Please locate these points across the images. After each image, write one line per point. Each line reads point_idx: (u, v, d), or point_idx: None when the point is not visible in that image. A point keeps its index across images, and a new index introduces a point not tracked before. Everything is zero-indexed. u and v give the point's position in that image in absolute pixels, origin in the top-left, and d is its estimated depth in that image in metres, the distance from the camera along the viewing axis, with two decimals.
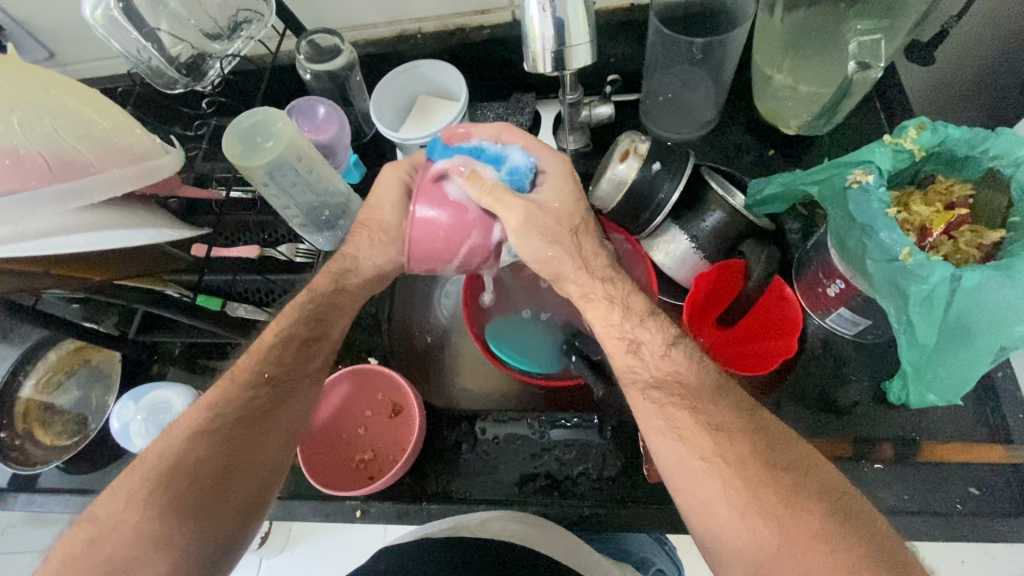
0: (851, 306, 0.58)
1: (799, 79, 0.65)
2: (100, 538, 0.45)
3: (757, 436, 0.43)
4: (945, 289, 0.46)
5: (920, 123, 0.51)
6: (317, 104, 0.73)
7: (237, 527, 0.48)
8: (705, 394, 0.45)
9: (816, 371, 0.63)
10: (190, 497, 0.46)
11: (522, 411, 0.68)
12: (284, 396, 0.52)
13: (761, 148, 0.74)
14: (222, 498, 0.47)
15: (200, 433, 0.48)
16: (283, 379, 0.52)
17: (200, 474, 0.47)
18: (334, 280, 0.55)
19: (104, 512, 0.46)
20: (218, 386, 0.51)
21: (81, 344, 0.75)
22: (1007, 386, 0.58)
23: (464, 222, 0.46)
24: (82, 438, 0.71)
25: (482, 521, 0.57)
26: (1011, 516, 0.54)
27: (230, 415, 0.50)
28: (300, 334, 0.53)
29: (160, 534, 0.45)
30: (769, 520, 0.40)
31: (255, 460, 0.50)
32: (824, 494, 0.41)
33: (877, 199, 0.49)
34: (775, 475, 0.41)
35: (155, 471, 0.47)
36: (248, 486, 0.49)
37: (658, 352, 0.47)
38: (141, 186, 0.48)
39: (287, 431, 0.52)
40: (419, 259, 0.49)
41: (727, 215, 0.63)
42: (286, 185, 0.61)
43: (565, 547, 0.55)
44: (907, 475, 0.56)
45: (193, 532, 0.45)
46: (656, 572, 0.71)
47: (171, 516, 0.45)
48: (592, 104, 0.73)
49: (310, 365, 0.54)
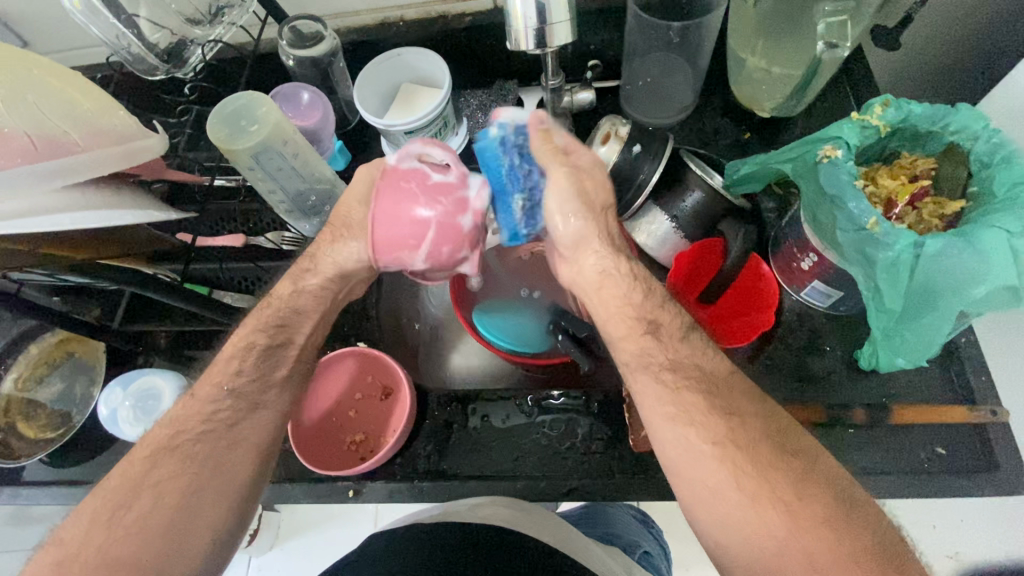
0: (824, 278, 0.60)
1: (772, 61, 0.67)
2: (72, 558, 0.43)
3: (742, 405, 0.44)
4: (909, 256, 0.48)
5: (885, 101, 0.54)
6: (301, 90, 0.73)
7: (212, 545, 0.46)
8: (691, 366, 0.46)
9: (792, 343, 0.65)
10: (156, 516, 0.45)
11: (512, 391, 0.68)
12: (250, 409, 0.50)
13: (737, 131, 0.76)
14: (190, 518, 0.45)
15: (163, 450, 0.47)
16: (246, 390, 0.50)
17: (169, 496, 0.45)
18: (294, 282, 0.53)
19: (78, 533, 0.44)
20: (185, 403, 0.50)
21: (65, 336, 0.74)
22: (970, 351, 0.61)
23: (430, 209, 0.46)
24: (66, 431, 0.70)
25: (471, 507, 0.57)
26: (974, 472, 0.57)
27: (193, 430, 0.48)
28: (260, 343, 0.51)
29: (134, 558, 0.43)
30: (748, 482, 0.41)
31: (224, 478, 0.47)
32: (800, 459, 0.43)
33: (846, 171, 0.51)
34: (754, 442, 0.42)
35: (123, 491, 0.45)
36: (218, 504, 0.47)
37: (652, 330, 0.47)
38: (126, 167, 0.49)
39: (255, 446, 0.49)
40: (380, 246, 0.47)
41: (706, 194, 0.65)
42: (272, 169, 0.62)
43: (553, 532, 0.57)
44: (878, 438, 0.59)
45: (160, 551, 0.44)
46: (643, 555, 0.72)
47: (138, 534, 0.44)
48: (574, 90, 0.75)
49: (273, 373, 0.51)
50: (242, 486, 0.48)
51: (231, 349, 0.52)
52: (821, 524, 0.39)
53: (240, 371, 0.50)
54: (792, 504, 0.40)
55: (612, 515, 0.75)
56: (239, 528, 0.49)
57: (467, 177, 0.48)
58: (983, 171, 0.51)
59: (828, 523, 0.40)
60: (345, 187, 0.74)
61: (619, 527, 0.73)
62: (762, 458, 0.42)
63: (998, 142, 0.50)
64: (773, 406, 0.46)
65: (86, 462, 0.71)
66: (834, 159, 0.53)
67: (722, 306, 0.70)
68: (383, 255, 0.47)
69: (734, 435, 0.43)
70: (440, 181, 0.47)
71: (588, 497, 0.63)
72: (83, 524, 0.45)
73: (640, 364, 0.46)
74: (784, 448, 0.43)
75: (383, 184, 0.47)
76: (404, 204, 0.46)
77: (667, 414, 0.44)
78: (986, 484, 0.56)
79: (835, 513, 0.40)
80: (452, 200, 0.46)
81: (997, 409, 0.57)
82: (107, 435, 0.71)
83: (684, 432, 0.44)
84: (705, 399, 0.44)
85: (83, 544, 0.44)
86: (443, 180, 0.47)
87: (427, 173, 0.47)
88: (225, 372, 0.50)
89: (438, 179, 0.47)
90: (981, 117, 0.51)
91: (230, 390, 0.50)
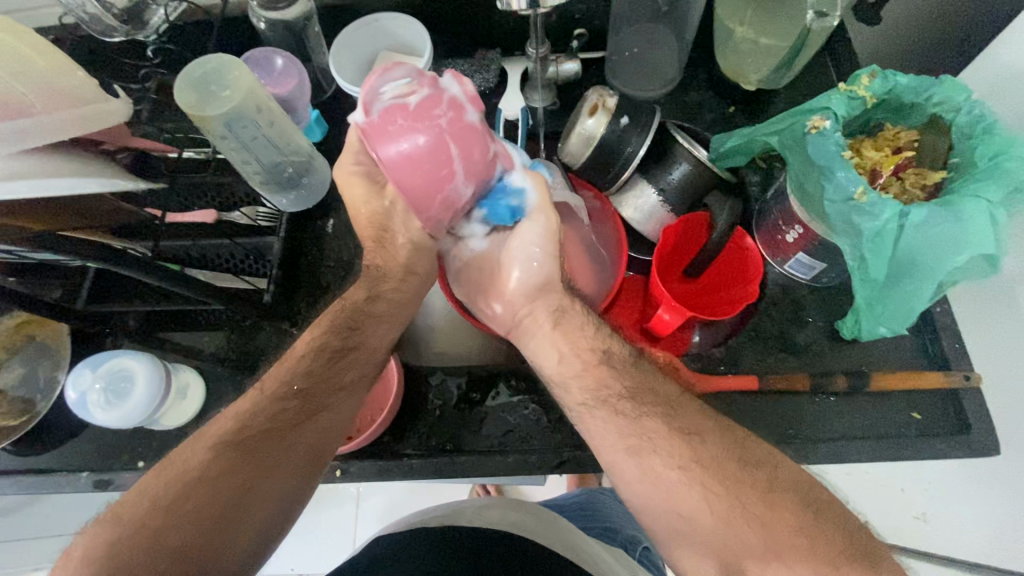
0: (808, 250, 0.61)
1: (759, 31, 0.67)
2: (125, 538, 0.43)
3: (697, 422, 0.46)
4: (894, 225, 0.49)
5: (872, 72, 0.54)
6: (274, 55, 0.69)
7: (257, 543, 0.47)
8: (648, 391, 0.48)
9: (775, 314, 0.66)
10: (213, 509, 0.45)
11: (499, 368, 0.68)
12: (315, 412, 0.51)
13: (722, 104, 0.76)
14: (239, 515, 0.46)
15: (224, 445, 0.47)
16: (313, 391, 0.51)
17: (221, 489, 0.46)
18: (369, 289, 0.56)
19: (134, 511, 0.45)
20: (245, 400, 0.51)
21: (24, 318, 0.69)
22: (945, 319, 0.63)
23: (437, 129, 0.45)
24: (32, 417, 0.66)
25: (477, 511, 0.51)
26: (947, 435, 0.59)
27: (256, 428, 0.49)
28: (333, 345, 0.53)
29: (186, 545, 0.43)
30: (716, 489, 0.42)
31: (276, 478, 0.48)
32: (765, 469, 0.43)
33: (834, 141, 0.52)
34: (718, 459, 0.43)
35: (180, 479, 0.45)
36: (268, 503, 0.47)
37: (606, 359, 0.49)
38: (89, 132, 0.46)
39: (306, 450, 0.50)
40: (418, 192, 0.47)
41: (694, 167, 0.65)
42: (245, 138, 0.59)
43: (564, 544, 0.50)
44: (856, 404, 0.61)
45: (211, 543, 0.44)
46: (643, 550, 0.68)
47: (192, 525, 0.44)
48: (559, 60, 0.73)
49: (342, 377, 0.53)
50: (295, 486, 0.49)
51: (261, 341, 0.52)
52: (797, 532, 0.40)
53: (302, 370, 0.51)
54: (765, 517, 0.41)
55: (606, 504, 0.71)
56: (282, 528, 0.49)
57: (437, 84, 0.45)
58: (964, 142, 0.52)
59: (803, 531, 0.40)
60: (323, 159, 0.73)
61: (618, 523, 0.68)
62: (728, 474, 0.42)
63: (979, 113, 0.51)
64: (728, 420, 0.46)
65: (56, 448, 0.68)
66: (823, 130, 0.53)
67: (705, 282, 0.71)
68: (423, 198, 0.48)
69: (697, 454, 0.44)
70: (420, 101, 0.45)
71: (576, 469, 0.64)
72: (145, 504, 0.45)
73: (598, 399, 0.48)
74: (748, 461, 0.43)
75: (377, 139, 0.45)
76: (408, 143, 0.45)
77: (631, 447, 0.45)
78: (959, 446, 0.59)
79: (808, 518, 0.40)
80: (445, 107, 0.45)
81: (968, 374, 0.59)
82: (75, 422, 0.68)
83: (649, 454, 0.45)
84: (666, 420, 0.46)
85: (135, 527, 0.44)
86: (422, 100, 0.45)
87: (404, 102, 0.45)
88: (297, 369, 0.51)
89: (416, 99, 0.45)
90: (963, 89, 0.52)
91: (298, 389, 0.51)
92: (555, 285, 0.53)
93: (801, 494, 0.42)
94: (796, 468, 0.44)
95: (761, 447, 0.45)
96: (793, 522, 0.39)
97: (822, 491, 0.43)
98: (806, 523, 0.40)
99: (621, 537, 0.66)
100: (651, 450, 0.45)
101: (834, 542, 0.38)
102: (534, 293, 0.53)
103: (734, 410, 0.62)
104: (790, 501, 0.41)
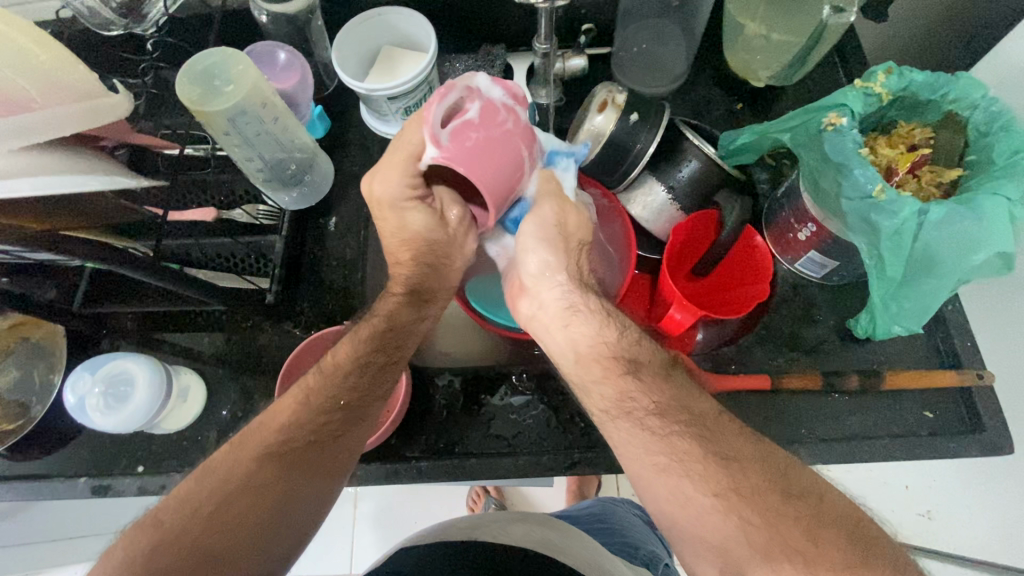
0: (821, 249, 0.61)
1: (771, 27, 0.67)
2: (164, 545, 0.42)
3: (738, 449, 0.42)
4: (914, 223, 0.48)
5: (887, 68, 0.54)
6: (276, 49, 0.67)
7: (294, 544, 0.47)
8: (676, 412, 0.45)
9: (785, 313, 0.66)
10: (254, 517, 0.44)
11: (507, 368, 0.67)
12: (355, 423, 0.50)
13: (729, 102, 0.75)
14: (278, 523, 0.46)
15: (268, 456, 0.46)
16: (357, 403, 0.50)
17: (265, 496, 0.45)
18: (416, 309, 0.53)
19: (175, 515, 0.44)
20: (287, 406, 0.48)
21: (17, 319, 0.65)
22: (956, 318, 0.62)
23: (508, 133, 0.43)
24: (26, 422, 0.64)
25: (502, 524, 0.49)
26: (960, 433, 0.59)
27: (299, 441, 0.47)
28: (378, 360, 0.50)
29: (228, 555, 0.43)
30: (756, 522, 0.39)
31: (314, 487, 0.48)
32: (806, 502, 0.40)
33: (851, 138, 0.51)
34: (758, 489, 0.40)
35: (223, 487, 0.45)
36: (305, 511, 0.47)
37: (633, 370, 0.46)
38: (88, 128, 0.45)
39: (344, 456, 0.50)
40: (502, 198, 0.45)
41: (703, 164, 0.63)
42: (249, 134, 0.57)
43: (589, 559, 0.47)
44: (869, 403, 0.60)
45: (250, 551, 0.44)
46: (663, 563, 0.66)
47: (233, 534, 0.43)
48: (566, 56, 0.72)
49: (380, 389, 0.51)
50: (331, 492, 0.49)
51: None
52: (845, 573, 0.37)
53: (348, 385, 0.49)
54: (807, 553, 0.38)
55: (620, 514, 0.69)
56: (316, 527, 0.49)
57: (482, 90, 0.43)
58: (980, 139, 0.52)
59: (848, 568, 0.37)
60: (325, 155, 0.72)
61: (636, 537, 0.65)
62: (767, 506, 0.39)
63: (996, 110, 0.50)
64: (768, 447, 0.43)
65: (54, 453, 0.66)
66: (839, 127, 0.52)
67: (713, 280, 0.70)
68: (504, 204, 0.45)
69: (735, 482, 0.41)
70: (480, 111, 0.42)
71: (589, 470, 0.62)
72: (182, 509, 0.44)
73: (619, 411, 0.45)
74: (789, 491, 0.41)
75: (460, 158, 0.41)
76: (489, 153, 0.42)
77: (657, 466, 0.43)
78: (973, 445, 0.58)
79: (850, 549, 0.38)
80: (506, 110, 0.43)
81: (981, 373, 0.59)
82: (71, 426, 0.67)
83: (678, 479, 0.42)
84: (699, 445, 0.42)
85: (177, 532, 0.43)
86: (482, 108, 0.42)
87: (466, 116, 0.42)
88: (343, 386, 0.49)
89: (476, 110, 0.42)
90: (981, 86, 0.51)
91: (344, 405, 0.49)
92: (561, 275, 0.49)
93: (843, 523, 0.39)
94: (840, 497, 0.41)
95: (804, 475, 0.42)
96: (822, 531, 0.38)
97: (863, 516, 0.40)
98: (852, 561, 0.37)
99: (641, 551, 0.63)
100: (677, 461, 0.42)
101: (865, 552, 0.37)
102: (539, 280, 0.50)
103: (747, 411, 0.61)
104: (836, 536, 0.38)
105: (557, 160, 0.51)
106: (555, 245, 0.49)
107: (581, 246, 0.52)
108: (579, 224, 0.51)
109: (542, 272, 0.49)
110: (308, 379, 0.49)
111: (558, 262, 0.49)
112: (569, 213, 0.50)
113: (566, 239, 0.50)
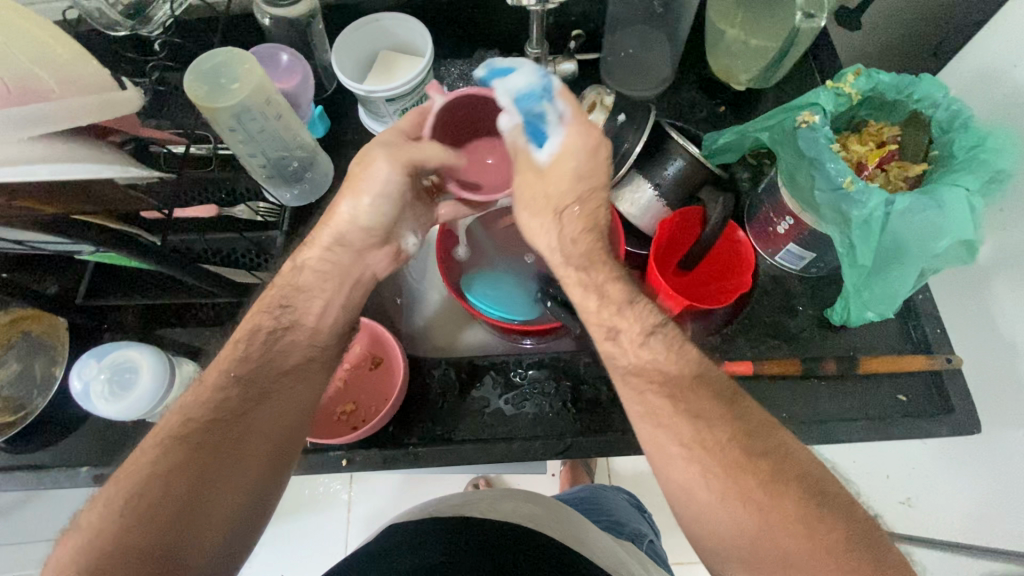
0: (799, 241, 0.64)
1: (750, 33, 0.71)
2: (90, 545, 0.40)
3: (729, 401, 0.46)
4: (881, 213, 0.52)
5: (857, 70, 0.58)
6: (279, 52, 0.70)
7: (227, 530, 0.44)
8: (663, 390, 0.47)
9: (767, 303, 0.69)
10: (167, 507, 0.42)
11: (502, 356, 0.69)
12: (262, 396, 0.48)
13: (712, 105, 0.79)
14: (199, 510, 0.43)
15: (170, 441, 0.44)
16: (255, 376, 0.49)
17: (175, 484, 0.42)
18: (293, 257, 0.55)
19: (93, 520, 0.41)
20: (196, 394, 0.48)
21: (19, 315, 0.69)
22: (926, 306, 0.66)
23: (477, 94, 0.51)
24: (27, 413, 0.65)
25: (490, 504, 0.50)
26: (930, 415, 0.62)
27: (201, 421, 0.46)
28: (265, 325, 0.51)
29: (147, 548, 0.40)
30: (715, 470, 0.43)
31: (236, 469, 0.45)
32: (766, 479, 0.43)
33: (823, 135, 0.55)
34: (742, 439, 0.43)
35: (132, 481, 0.42)
36: (231, 493, 0.44)
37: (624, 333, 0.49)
38: (103, 119, 0.47)
39: (266, 434, 0.47)
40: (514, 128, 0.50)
41: (688, 162, 0.65)
42: (254, 131, 0.60)
43: (581, 536, 0.49)
44: (845, 387, 0.64)
45: (167, 540, 0.41)
46: (649, 543, 0.68)
47: (146, 526, 0.41)
48: (556, 60, 0.75)
49: (282, 362, 0.51)
50: (262, 472, 0.46)
51: (216, 367, 0.49)
52: (793, 522, 0.41)
53: (245, 355, 0.50)
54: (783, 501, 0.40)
55: (609, 499, 0.71)
56: (268, 508, 0.47)
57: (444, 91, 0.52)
58: (944, 135, 0.56)
59: (800, 519, 0.40)
60: (326, 155, 0.75)
61: (623, 516, 0.67)
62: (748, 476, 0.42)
63: (957, 108, 0.54)
64: (743, 409, 0.45)
65: (54, 445, 0.67)
66: (812, 124, 0.56)
67: (698, 274, 0.73)
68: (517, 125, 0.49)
69: (707, 440, 0.44)
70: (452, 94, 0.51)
71: (580, 453, 0.65)
72: (104, 509, 0.41)
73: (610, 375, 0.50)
74: (746, 461, 0.43)
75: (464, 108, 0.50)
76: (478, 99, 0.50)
77: (644, 415, 0.46)
78: (942, 425, 0.62)
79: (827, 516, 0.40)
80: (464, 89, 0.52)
81: (950, 356, 0.62)
82: (71, 419, 0.68)
83: (656, 422, 0.47)
84: (670, 401, 0.45)
85: (95, 533, 0.41)
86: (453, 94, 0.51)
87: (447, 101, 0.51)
88: (232, 355, 0.50)
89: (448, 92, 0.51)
90: (942, 86, 0.55)
91: (236, 376, 0.49)
92: (541, 238, 0.53)
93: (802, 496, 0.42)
94: (803, 454, 0.44)
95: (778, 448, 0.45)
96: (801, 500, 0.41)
97: (822, 486, 0.43)
98: (808, 526, 0.40)
99: (628, 529, 0.66)
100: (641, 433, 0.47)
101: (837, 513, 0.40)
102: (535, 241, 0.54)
103: None
104: (794, 492, 0.41)
105: (528, 104, 0.48)
106: (539, 209, 0.51)
107: (560, 211, 0.51)
108: (559, 181, 0.49)
109: (535, 232, 0.53)
110: (300, 372, 0.52)
111: (543, 233, 0.53)
112: (540, 176, 0.50)
113: (544, 202, 0.51)
